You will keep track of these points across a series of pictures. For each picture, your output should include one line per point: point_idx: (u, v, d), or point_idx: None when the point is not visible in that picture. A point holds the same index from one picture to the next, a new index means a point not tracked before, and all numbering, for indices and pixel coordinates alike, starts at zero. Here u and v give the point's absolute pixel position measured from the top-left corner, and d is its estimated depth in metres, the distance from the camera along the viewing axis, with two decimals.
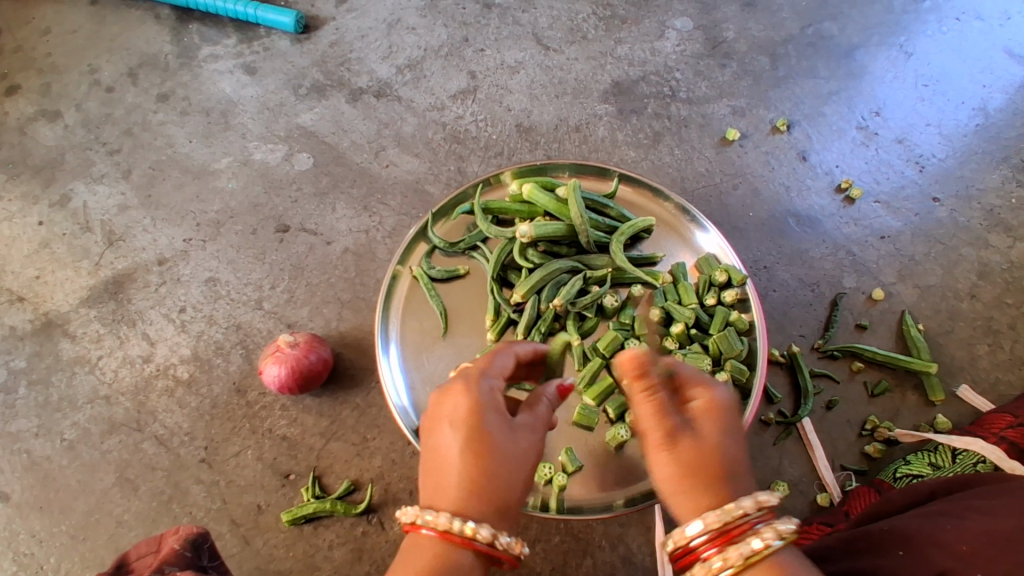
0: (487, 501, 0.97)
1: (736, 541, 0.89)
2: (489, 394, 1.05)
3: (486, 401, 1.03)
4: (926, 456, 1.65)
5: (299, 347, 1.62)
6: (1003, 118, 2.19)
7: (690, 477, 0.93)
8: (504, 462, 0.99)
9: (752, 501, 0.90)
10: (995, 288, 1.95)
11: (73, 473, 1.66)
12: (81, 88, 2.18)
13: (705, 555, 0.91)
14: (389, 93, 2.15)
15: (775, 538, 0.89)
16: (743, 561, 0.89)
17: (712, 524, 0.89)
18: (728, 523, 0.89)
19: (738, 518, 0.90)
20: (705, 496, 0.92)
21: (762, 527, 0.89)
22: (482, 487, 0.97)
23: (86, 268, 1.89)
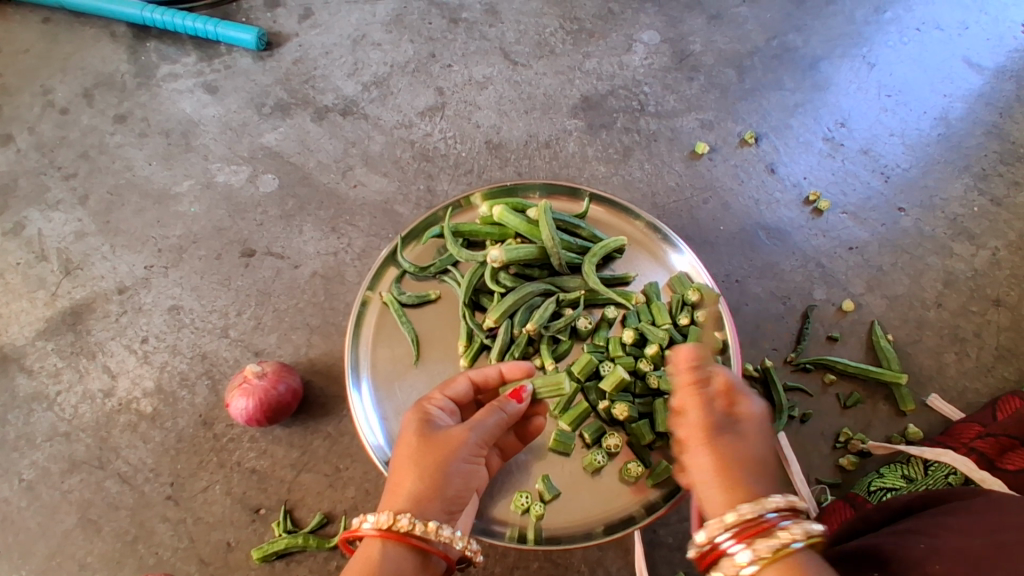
0: (402, 491, 1.03)
1: (763, 539, 0.87)
2: (417, 408, 1.15)
3: (411, 415, 1.14)
4: (899, 469, 1.66)
5: (266, 378, 1.58)
6: (963, 127, 2.23)
7: (705, 470, 0.94)
8: (417, 454, 1.06)
9: (780, 498, 0.90)
10: (960, 296, 1.98)
11: (33, 515, 1.60)
12: (34, 110, 2.11)
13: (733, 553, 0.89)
14: (355, 111, 2.11)
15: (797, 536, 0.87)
16: (767, 559, 0.86)
17: (743, 513, 0.89)
18: (745, 522, 0.89)
19: (761, 516, 0.88)
20: (735, 484, 0.92)
21: (787, 526, 0.88)
22: (399, 483, 1.04)
23: (42, 299, 1.83)
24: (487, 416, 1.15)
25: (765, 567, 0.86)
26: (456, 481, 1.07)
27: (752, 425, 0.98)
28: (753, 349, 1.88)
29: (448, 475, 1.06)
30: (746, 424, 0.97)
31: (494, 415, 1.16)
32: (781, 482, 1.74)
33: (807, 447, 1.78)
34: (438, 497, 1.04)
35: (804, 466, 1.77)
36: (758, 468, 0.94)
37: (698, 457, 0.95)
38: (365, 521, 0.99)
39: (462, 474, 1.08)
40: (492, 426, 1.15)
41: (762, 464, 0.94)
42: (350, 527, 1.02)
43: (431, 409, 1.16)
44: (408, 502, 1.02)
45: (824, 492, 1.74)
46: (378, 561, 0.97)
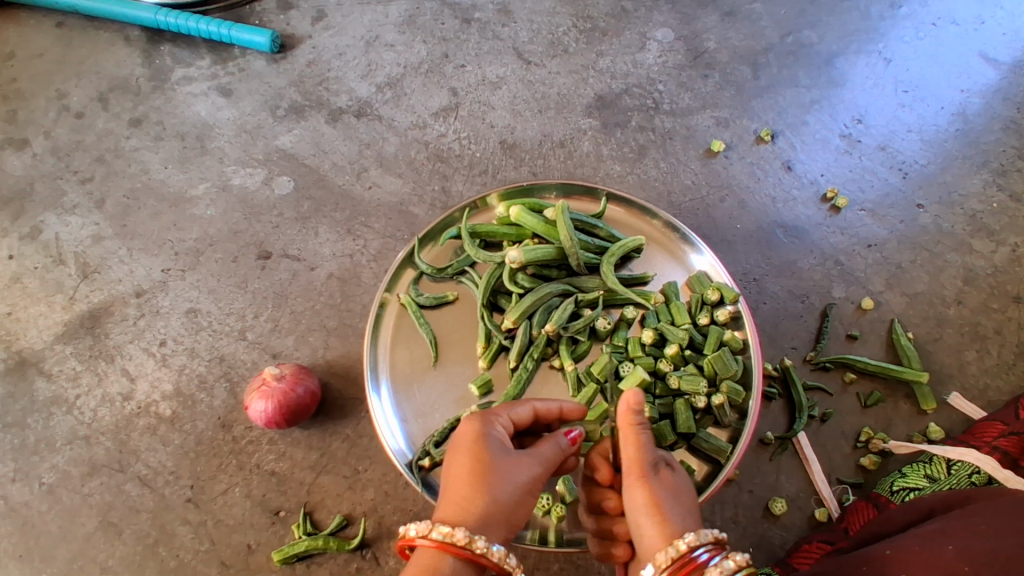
0: (469, 506, 1.02)
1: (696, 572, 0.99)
2: (482, 422, 1.12)
3: (475, 426, 1.11)
4: (921, 468, 1.64)
5: (285, 380, 1.58)
6: (981, 122, 2.21)
7: (645, 511, 1.08)
8: (487, 474, 1.04)
9: (707, 535, 1.03)
10: (980, 293, 1.96)
11: (53, 518, 1.60)
12: (50, 114, 2.12)
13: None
14: (369, 113, 2.11)
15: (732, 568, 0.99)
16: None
17: (675, 552, 1.01)
18: (676, 562, 1.00)
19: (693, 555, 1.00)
20: (675, 524, 1.06)
21: (719, 559, 1.00)
22: (463, 496, 1.03)
23: (60, 303, 1.83)
24: (548, 445, 1.13)
25: None
26: (516, 508, 1.05)
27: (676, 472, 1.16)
28: (772, 348, 1.86)
29: (513, 502, 1.04)
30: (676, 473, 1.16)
31: (554, 446, 1.13)
32: (803, 482, 1.72)
33: (828, 446, 1.76)
34: (499, 520, 1.03)
35: (825, 466, 1.75)
36: (689, 508, 1.10)
37: (643, 494, 1.10)
38: (442, 534, 0.97)
39: (521, 502, 1.06)
40: (553, 457, 1.13)
41: (691, 503, 1.12)
42: (415, 532, 0.99)
43: (495, 424, 1.13)
44: (473, 519, 1.01)
45: (845, 492, 1.71)
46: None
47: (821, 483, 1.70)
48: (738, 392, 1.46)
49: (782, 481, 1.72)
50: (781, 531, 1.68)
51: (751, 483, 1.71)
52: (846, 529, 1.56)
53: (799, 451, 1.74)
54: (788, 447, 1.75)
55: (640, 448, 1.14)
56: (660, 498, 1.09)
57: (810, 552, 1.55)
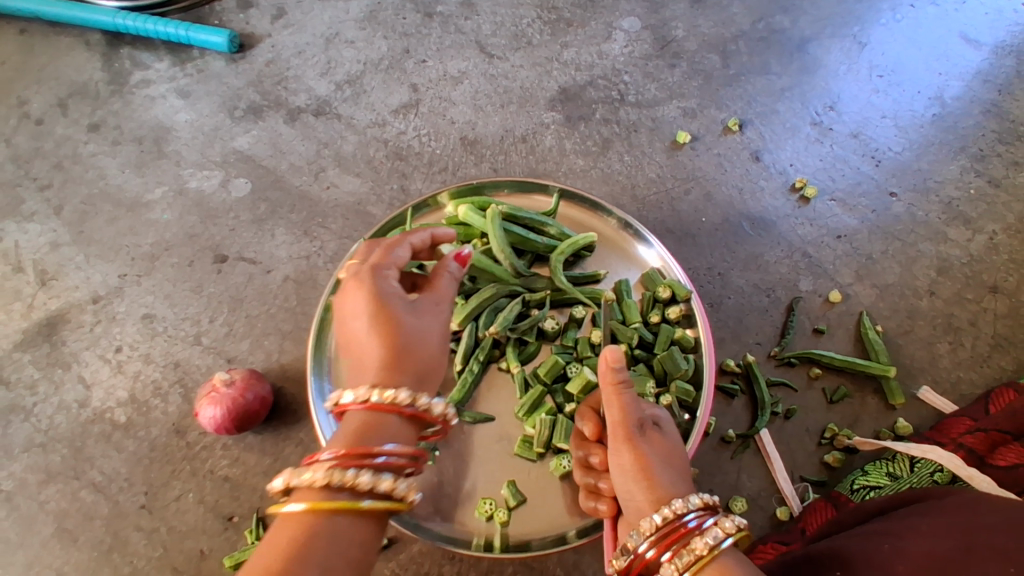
0: (396, 367, 1.02)
1: (685, 538, 0.97)
2: (374, 280, 1.10)
3: (373, 285, 1.09)
4: (884, 466, 1.59)
5: (234, 387, 1.57)
6: (960, 106, 2.14)
7: (634, 473, 1.07)
8: (400, 330, 1.05)
9: (698, 501, 1.01)
10: (954, 284, 1.91)
11: (9, 526, 1.61)
12: (10, 121, 2.11)
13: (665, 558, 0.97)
14: (328, 111, 2.09)
15: (721, 537, 0.95)
16: (690, 565, 0.95)
17: (665, 520, 0.99)
18: (664, 529, 0.99)
19: (681, 521, 0.99)
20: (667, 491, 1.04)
21: (708, 527, 0.97)
22: (383, 357, 1.03)
23: (18, 311, 1.83)
24: (443, 287, 1.15)
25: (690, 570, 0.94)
26: None
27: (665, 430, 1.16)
28: (736, 343, 1.82)
29: (432, 349, 1.08)
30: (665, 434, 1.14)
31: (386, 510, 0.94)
32: (765, 480, 1.68)
33: (792, 444, 1.72)
34: None
35: (788, 463, 1.71)
36: (680, 469, 1.11)
37: (632, 457, 1.08)
38: (383, 397, 0.98)
39: None
40: (448, 298, 1.16)
41: (678, 463, 1.12)
42: (354, 399, 0.99)
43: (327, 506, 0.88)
44: (407, 380, 1.03)
45: (807, 490, 1.66)
46: (390, 431, 0.99)
47: (782, 482, 1.66)
48: (687, 391, 1.44)
49: (743, 480, 1.69)
50: None
51: (711, 482, 1.68)
52: (803, 530, 1.52)
53: (761, 449, 1.70)
54: (750, 445, 1.71)
55: (625, 408, 1.11)
56: (650, 462, 1.08)
57: (765, 553, 1.51)
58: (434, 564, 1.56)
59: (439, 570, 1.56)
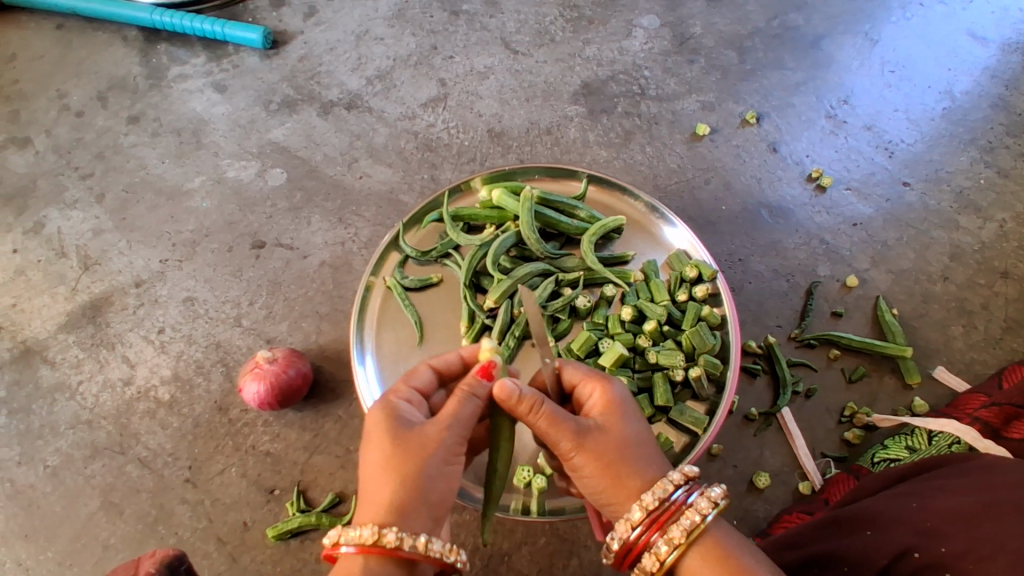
0: (378, 500, 0.99)
1: (675, 519, 0.98)
2: (384, 403, 1.09)
3: (380, 409, 1.08)
4: (903, 440, 1.65)
5: (277, 363, 1.63)
6: (969, 100, 2.21)
7: (597, 482, 1.02)
8: (394, 457, 1.00)
9: (676, 479, 1.00)
10: (967, 269, 1.97)
11: (58, 499, 1.66)
12: (51, 113, 2.18)
13: (658, 540, 0.98)
14: (359, 105, 2.16)
15: (707, 509, 0.98)
16: (680, 541, 0.96)
17: (647, 508, 0.98)
18: (654, 510, 0.98)
19: (666, 503, 0.98)
20: (629, 487, 1.00)
21: (693, 502, 0.98)
22: (369, 491, 1.00)
23: (62, 294, 1.90)
24: (460, 406, 1.06)
25: (684, 546, 0.96)
26: None
27: (609, 415, 1.06)
28: (757, 326, 1.88)
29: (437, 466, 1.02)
30: (606, 424, 1.05)
31: None
32: (787, 456, 1.74)
33: (812, 422, 1.78)
34: None
35: (809, 440, 1.76)
36: (632, 451, 1.03)
37: (586, 465, 1.02)
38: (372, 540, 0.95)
39: None
40: (467, 417, 1.06)
41: (646, 445, 1.05)
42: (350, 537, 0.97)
43: None
44: (408, 513, 0.99)
45: (829, 466, 1.73)
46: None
47: (804, 457, 1.72)
48: (715, 365, 1.48)
49: (766, 456, 1.74)
50: (765, 505, 1.70)
51: (735, 458, 1.74)
52: (826, 499, 1.58)
53: (783, 426, 1.76)
54: (772, 422, 1.77)
55: (554, 426, 1.03)
56: (601, 461, 1.02)
57: (789, 522, 1.58)
58: (469, 535, 1.62)
59: (474, 541, 1.61)
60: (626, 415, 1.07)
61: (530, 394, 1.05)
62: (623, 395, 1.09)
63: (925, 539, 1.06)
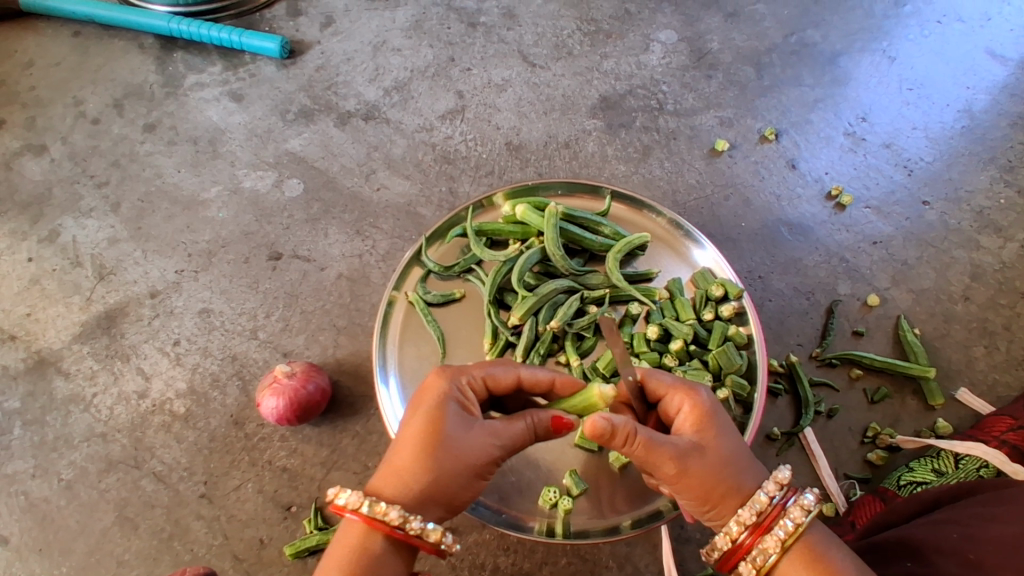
0: (409, 481, 1.01)
1: (773, 528, 1.01)
2: (450, 392, 1.07)
3: (444, 385, 1.07)
4: (929, 463, 1.63)
5: (296, 378, 1.61)
6: (988, 119, 2.21)
7: (699, 498, 1.03)
8: (437, 451, 1.02)
9: (773, 485, 1.02)
10: (988, 289, 1.96)
11: (71, 513, 1.63)
12: (66, 120, 2.17)
13: (756, 547, 1.02)
14: (377, 116, 2.15)
15: (802, 515, 1.01)
16: (778, 547, 1.00)
17: (747, 520, 1.01)
18: (754, 519, 1.01)
19: (766, 512, 1.01)
20: (734, 502, 1.02)
21: (789, 509, 1.01)
22: (403, 467, 1.02)
23: (77, 304, 1.87)
24: (515, 428, 1.08)
25: (782, 553, 1.00)
26: None
27: (702, 429, 1.04)
28: (778, 345, 1.87)
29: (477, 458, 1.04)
30: (701, 440, 1.03)
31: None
32: (809, 477, 1.72)
33: (834, 442, 1.77)
34: None
35: (831, 461, 1.75)
36: (733, 462, 1.03)
37: (690, 485, 1.02)
38: (386, 512, 0.98)
39: None
40: (518, 439, 1.09)
41: (743, 459, 1.05)
42: (362, 507, 0.99)
43: None
44: (432, 500, 1.03)
45: (853, 487, 1.71)
46: (377, 554, 1.00)
47: (828, 479, 1.70)
48: (743, 386, 1.47)
49: (788, 476, 1.73)
50: None
51: None
52: (853, 522, 1.58)
53: (805, 446, 1.75)
54: (794, 442, 1.75)
55: (655, 454, 1.00)
56: (705, 480, 1.02)
57: None
58: (489, 554, 1.59)
59: (494, 561, 1.59)
60: (718, 424, 1.05)
61: (626, 425, 0.98)
62: (710, 402, 1.06)
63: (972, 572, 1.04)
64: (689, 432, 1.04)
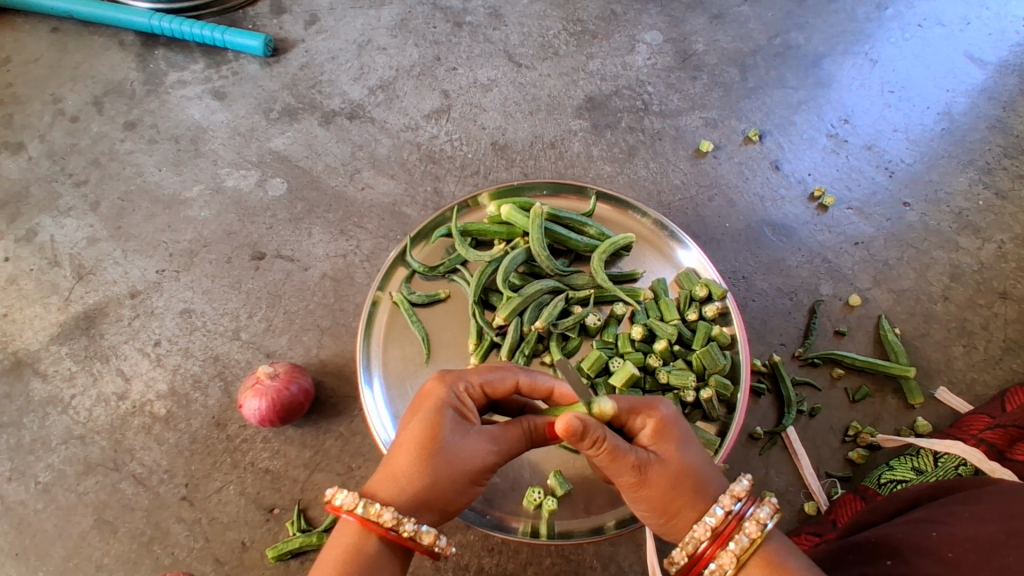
0: (406, 486, 1.01)
1: (730, 540, 1.00)
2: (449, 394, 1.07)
3: (445, 391, 1.07)
4: (909, 461, 1.65)
5: (279, 379, 1.60)
6: (968, 121, 2.24)
7: (655, 508, 1.03)
8: (435, 457, 1.01)
9: (730, 497, 1.01)
10: (967, 290, 1.98)
11: (49, 517, 1.61)
12: (44, 118, 2.13)
13: (714, 560, 1.00)
14: (362, 115, 2.14)
15: (760, 528, 0.99)
16: (734, 561, 0.99)
17: (705, 534, 1.00)
18: (712, 532, 1.00)
19: (723, 525, 1.00)
20: (691, 515, 1.01)
21: (747, 522, 0.99)
22: (399, 471, 1.01)
23: (56, 304, 1.84)
24: (510, 434, 1.10)
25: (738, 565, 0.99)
26: None
27: (664, 441, 1.03)
28: (761, 345, 1.88)
29: (471, 465, 1.04)
30: (665, 450, 1.03)
31: None
32: (792, 476, 1.74)
33: (816, 441, 1.78)
34: None
35: (813, 460, 1.76)
36: (695, 477, 1.02)
37: (648, 495, 1.02)
38: (382, 513, 0.97)
39: None
40: (511, 444, 1.10)
41: (701, 473, 1.03)
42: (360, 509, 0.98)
43: None
44: (427, 504, 1.02)
45: (834, 486, 1.72)
46: (371, 555, 0.98)
47: (810, 477, 1.71)
48: (726, 385, 1.48)
49: (771, 475, 1.74)
50: None
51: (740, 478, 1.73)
52: (834, 521, 1.58)
53: (788, 445, 1.76)
54: (777, 441, 1.76)
55: (617, 462, 1.00)
56: (664, 491, 1.01)
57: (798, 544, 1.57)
58: (473, 556, 1.59)
59: (478, 562, 1.58)
60: (681, 438, 1.04)
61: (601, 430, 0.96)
62: (675, 414, 1.06)
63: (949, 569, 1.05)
64: (651, 444, 1.04)
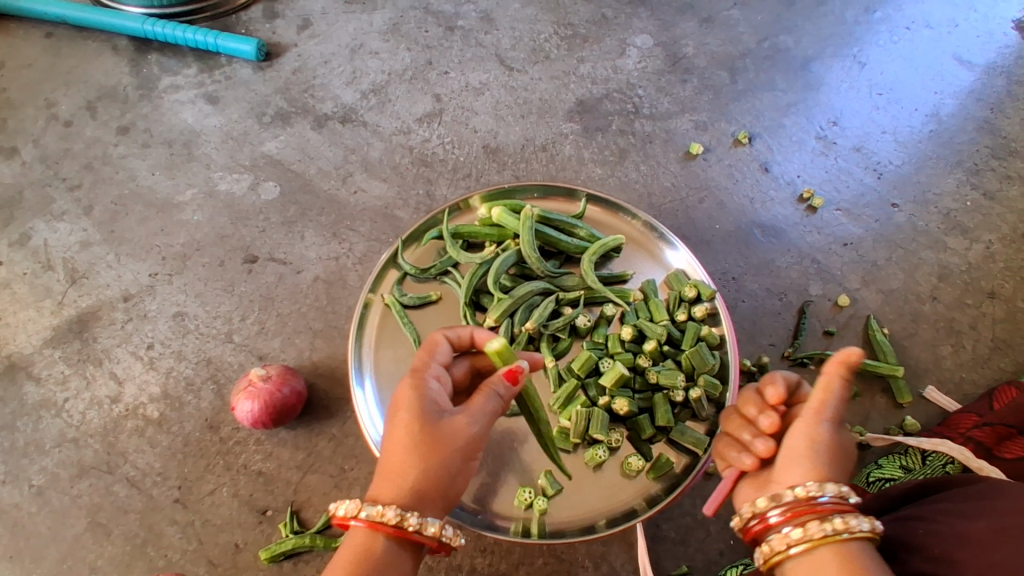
0: (401, 482, 1.02)
1: (807, 520, 0.89)
2: (417, 387, 1.11)
3: (412, 389, 1.11)
4: (898, 460, 1.68)
5: (271, 381, 1.60)
6: (955, 123, 2.26)
7: (799, 458, 0.94)
8: (423, 448, 1.03)
9: (849, 489, 0.91)
10: (955, 290, 2.00)
11: (42, 520, 1.61)
12: (38, 122, 2.14)
13: (776, 530, 0.91)
14: (354, 119, 2.15)
15: (853, 527, 0.88)
16: (804, 539, 0.88)
17: (801, 495, 0.90)
18: (802, 500, 0.90)
19: (818, 499, 0.90)
20: (811, 476, 0.92)
21: (843, 512, 0.88)
22: (395, 472, 1.03)
23: (49, 308, 1.85)
24: (486, 404, 1.12)
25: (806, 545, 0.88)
26: None
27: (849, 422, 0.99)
28: (752, 345, 1.90)
29: (460, 445, 1.06)
30: (846, 422, 0.98)
31: None
32: None
33: None
34: None
35: None
36: (838, 458, 0.95)
37: (797, 442, 0.96)
38: (385, 512, 0.98)
39: None
40: (491, 412, 1.12)
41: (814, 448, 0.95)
42: (365, 514, 0.99)
43: None
44: (429, 492, 1.03)
45: None
46: (381, 556, 0.99)
47: None
48: (714, 385, 1.49)
49: None
50: None
51: None
52: None
53: None
54: None
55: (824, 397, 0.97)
56: (810, 449, 0.94)
57: None
58: (466, 556, 1.60)
59: (471, 563, 1.59)
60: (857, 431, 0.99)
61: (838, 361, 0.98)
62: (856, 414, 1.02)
63: (936, 566, 1.06)
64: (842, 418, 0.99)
